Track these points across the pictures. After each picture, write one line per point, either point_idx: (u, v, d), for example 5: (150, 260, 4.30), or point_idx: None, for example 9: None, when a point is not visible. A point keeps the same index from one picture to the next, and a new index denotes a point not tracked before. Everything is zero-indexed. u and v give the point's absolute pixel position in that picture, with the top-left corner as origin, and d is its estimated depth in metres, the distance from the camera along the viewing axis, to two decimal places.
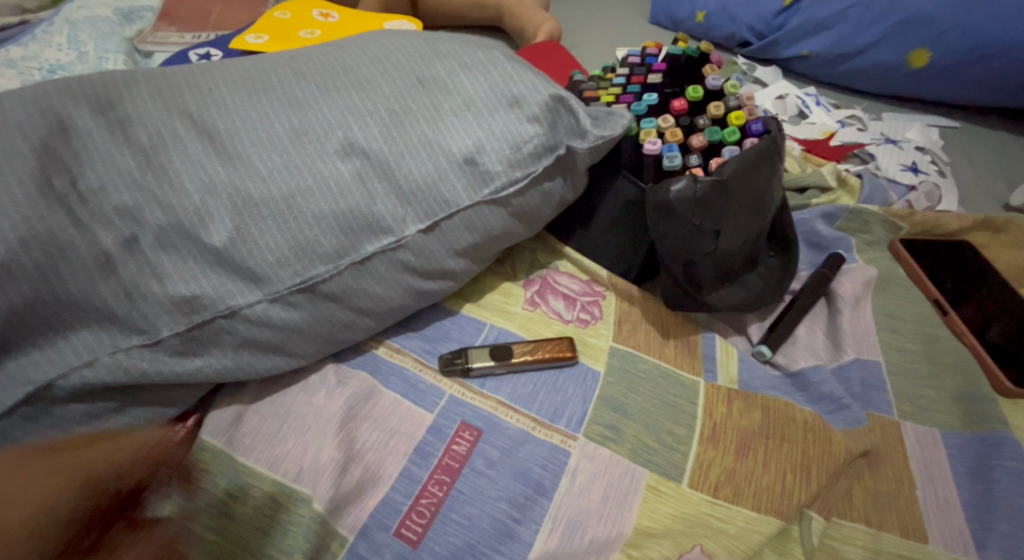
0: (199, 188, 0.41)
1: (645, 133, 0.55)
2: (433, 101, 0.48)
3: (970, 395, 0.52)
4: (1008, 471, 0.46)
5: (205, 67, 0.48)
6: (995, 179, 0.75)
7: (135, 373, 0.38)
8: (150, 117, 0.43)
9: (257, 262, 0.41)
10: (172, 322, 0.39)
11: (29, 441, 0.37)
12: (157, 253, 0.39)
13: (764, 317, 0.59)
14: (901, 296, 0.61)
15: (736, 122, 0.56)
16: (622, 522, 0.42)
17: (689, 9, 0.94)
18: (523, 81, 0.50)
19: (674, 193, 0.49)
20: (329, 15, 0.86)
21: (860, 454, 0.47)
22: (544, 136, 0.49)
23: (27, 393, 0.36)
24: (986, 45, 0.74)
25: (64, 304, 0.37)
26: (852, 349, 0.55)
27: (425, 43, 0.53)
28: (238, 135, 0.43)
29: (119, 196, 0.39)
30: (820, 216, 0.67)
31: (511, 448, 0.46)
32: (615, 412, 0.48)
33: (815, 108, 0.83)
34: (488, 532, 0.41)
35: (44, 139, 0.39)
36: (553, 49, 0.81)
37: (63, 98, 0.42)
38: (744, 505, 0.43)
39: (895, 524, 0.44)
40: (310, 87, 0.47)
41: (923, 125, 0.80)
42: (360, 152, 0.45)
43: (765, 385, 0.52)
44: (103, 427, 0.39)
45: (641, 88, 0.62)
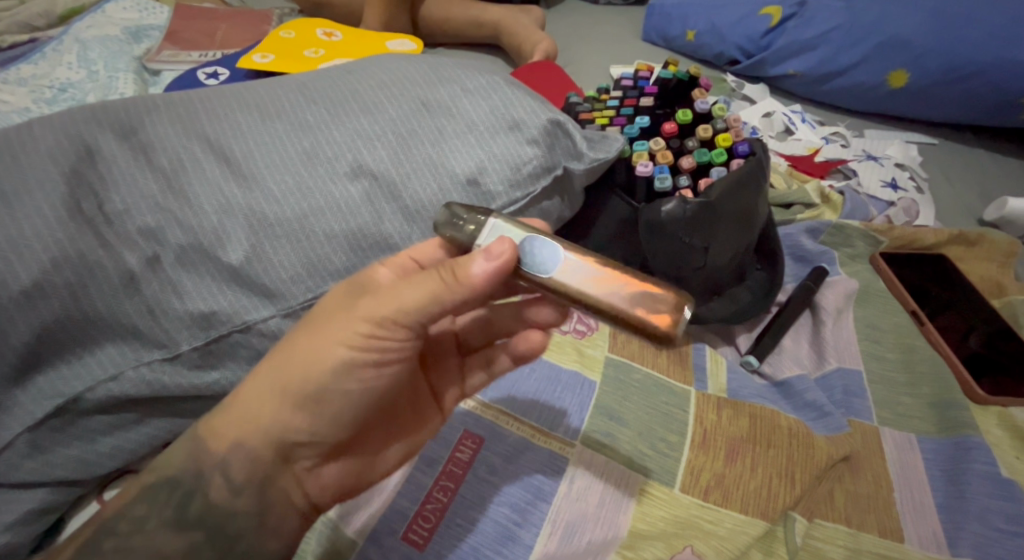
0: (217, 210, 0.43)
1: (637, 155, 0.59)
2: (437, 125, 0.51)
3: (944, 401, 0.55)
4: (978, 473, 0.49)
5: (220, 92, 0.51)
6: (970, 194, 0.79)
7: (156, 385, 0.40)
8: (170, 142, 0.45)
9: (272, 280, 0.43)
10: (192, 336, 0.41)
11: (57, 451, 0.39)
12: (177, 272, 0.41)
13: (753, 328, 0.62)
14: (880, 307, 0.64)
15: (724, 144, 0.59)
16: (617, 525, 0.45)
17: (680, 28, 0.97)
18: (522, 106, 0.53)
19: (664, 213, 0.52)
20: (332, 34, 0.89)
21: (840, 458, 0.50)
22: (542, 157, 0.51)
23: (57, 405, 0.38)
24: (960, 67, 0.78)
25: (91, 321, 0.39)
26: (833, 358, 0.59)
27: (429, 69, 0.56)
28: (252, 158, 0.46)
29: (142, 217, 0.41)
30: (805, 230, 0.70)
31: (512, 455, 0.48)
32: (610, 420, 0.51)
33: (801, 125, 0.87)
34: (491, 535, 0.44)
35: (73, 164, 0.41)
36: (548, 69, 0.84)
37: (90, 125, 0.44)
38: (731, 508, 0.46)
39: (875, 524, 0.46)
40: (321, 111, 0.50)
41: (902, 142, 0.84)
42: (368, 174, 0.47)
43: (752, 393, 0.54)
44: (125, 437, 0.41)
45: (634, 110, 0.65)
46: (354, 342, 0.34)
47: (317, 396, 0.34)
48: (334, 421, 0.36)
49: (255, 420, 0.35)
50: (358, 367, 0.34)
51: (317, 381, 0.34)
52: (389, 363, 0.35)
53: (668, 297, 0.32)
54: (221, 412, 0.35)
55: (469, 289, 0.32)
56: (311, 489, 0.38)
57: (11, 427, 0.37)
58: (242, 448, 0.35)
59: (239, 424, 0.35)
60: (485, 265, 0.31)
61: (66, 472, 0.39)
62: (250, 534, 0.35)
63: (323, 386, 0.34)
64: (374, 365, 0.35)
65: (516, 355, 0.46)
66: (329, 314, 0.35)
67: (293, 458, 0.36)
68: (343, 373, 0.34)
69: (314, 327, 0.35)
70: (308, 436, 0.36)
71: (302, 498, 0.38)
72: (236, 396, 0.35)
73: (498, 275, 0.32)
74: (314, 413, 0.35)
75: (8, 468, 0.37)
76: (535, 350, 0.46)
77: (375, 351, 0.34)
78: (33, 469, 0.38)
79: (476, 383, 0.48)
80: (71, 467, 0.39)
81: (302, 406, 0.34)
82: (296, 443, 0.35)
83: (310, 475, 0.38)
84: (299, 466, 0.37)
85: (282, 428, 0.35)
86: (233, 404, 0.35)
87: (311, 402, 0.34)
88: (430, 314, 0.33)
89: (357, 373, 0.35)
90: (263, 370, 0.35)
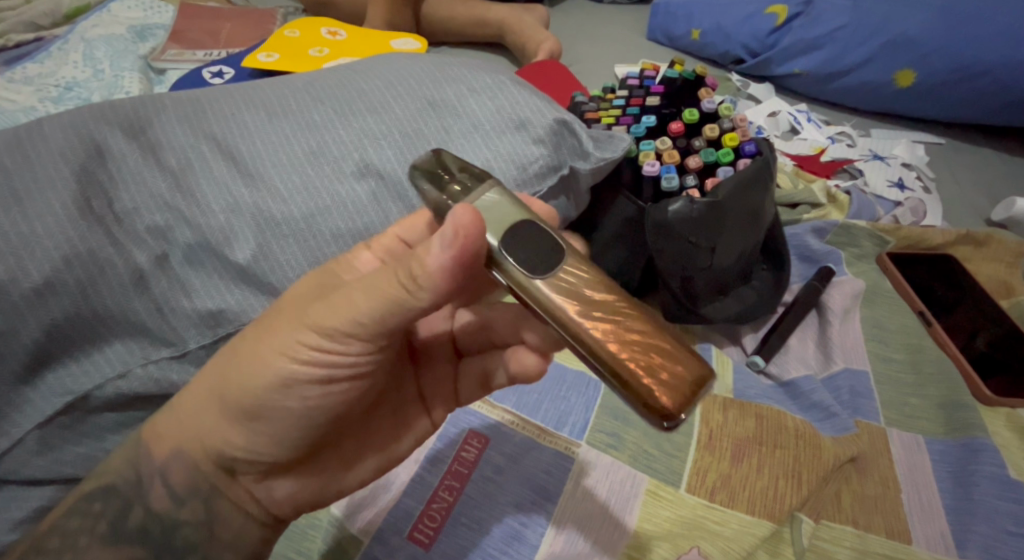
0: (224, 209, 0.43)
1: (644, 154, 0.59)
2: (443, 124, 0.51)
3: (953, 402, 0.54)
4: (987, 475, 0.49)
5: (226, 91, 0.51)
6: (978, 194, 0.79)
7: (164, 384, 0.40)
8: (178, 141, 0.45)
9: (279, 278, 0.43)
10: (200, 334, 0.42)
11: (66, 448, 0.39)
12: (186, 271, 0.42)
13: (759, 327, 0.62)
14: (887, 307, 0.64)
15: (730, 144, 0.59)
16: (623, 525, 0.44)
17: (686, 27, 0.97)
18: (529, 105, 0.53)
19: (671, 213, 0.52)
20: (337, 33, 0.89)
21: (847, 459, 0.49)
22: (549, 157, 0.51)
23: (66, 402, 0.38)
24: (968, 66, 0.77)
25: (101, 319, 0.39)
26: (841, 359, 0.58)
27: (435, 68, 0.56)
28: (259, 157, 0.46)
29: (152, 216, 0.42)
30: (811, 230, 0.70)
31: (518, 455, 0.48)
32: (616, 420, 0.51)
33: (807, 124, 0.86)
34: (496, 535, 0.44)
35: (82, 163, 0.41)
36: (552, 68, 0.84)
37: (98, 123, 0.44)
38: (738, 508, 0.46)
39: (882, 525, 0.46)
40: (327, 111, 0.50)
41: (909, 142, 0.83)
42: (374, 173, 0.47)
43: (758, 394, 0.54)
44: (134, 435, 0.42)
45: (640, 109, 0.65)
46: (295, 356, 0.32)
47: (254, 412, 0.34)
48: (275, 438, 0.35)
49: (196, 428, 0.35)
50: (298, 384, 0.33)
51: (254, 396, 0.33)
52: (336, 382, 0.33)
53: (688, 365, 0.26)
54: (167, 414, 0.36)
55: (427, 289, 0.28)
56: (260, 500, 0.38)
57: (21, 425, 0.37)
58: (181, 453, 0.36)
59: (183, 429, 0.35)
60: (442, 252, 0.27)
61: (74, 470, 0.39)
62: (202, 544, 0.36)
63: (260, 403, 0.33)
64: (318, 383, 0.33)
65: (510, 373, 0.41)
66: (273, 325, 0.34)
67: (236, 468, 0.36)
68: (282, 390, 0.33)
69: (258, 336, 0.34)
70: (248, 452, 0.35)
71: (250, 509, 0.38)
72: (182, 399, 0.36)
73: (459, 268, 0.28)
74: (253, 427, 0.34)
75: (18, 466, 0.37)
76: (530, 375, 0.39)
77: (317, 367, 0.32)
78: (43, 465, 0.38)
79: (470, 390, 0.45)
80: (79, 464, 0.39)
81: (240, 419, 0.34)
82: (237, 457, 0.35)
83: (258, 488, 0.37)
84: (244, 477, 0.37)
85: (221, 439, 0.35)
86: (180, 407, 0.36)
87: (248, 416, 0.34)
88: (389, 322, 0.30)
89: (296, 391, 0.33)
90: (208, 378, 0.35)
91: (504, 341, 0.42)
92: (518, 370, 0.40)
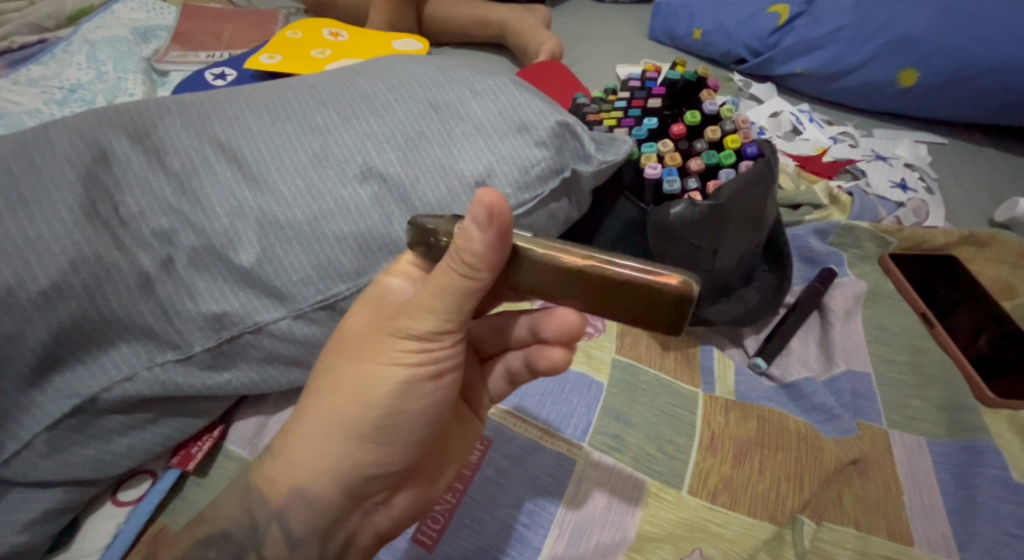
0: (228, 212, 0.43)
1: (645, 157, 0.59)
2: (446, 127, 0.51)
3: (955, 404, 0.54)
4: (989, 477, 0.49)
5: (231, 95, 0.51)
6: (980, 194, 0.79)
7: (170, 386, 0.41)
8: (183, 145, 0.45)
9: (282, 281, 0.43)
10: (204, 337, 0.42)
11: (73, 451, 0.39)
12: (190, 274, 0.42)
13: (760, 329, 0.62)
14: (890, 308, 0.64)
15: (732, 146, 0.59)
16: (625, 527, 0.45)
17: (687, 27, 0.97)
18: (531, 108, 0.53)
19: (674, 215, 0.52)
20: (338, 34, 0.89)
21: (849, 461, 0.50)
22: (551, 159, 0.51)
23: (74, 405, 0.38)
24: (971, 66, 0.77)
25: (108, 322, 0.39)
26: (842, 361, 0.58)
27: (438, 71, 0.56)
28: (264, 161, 0.46)
29: (156, 219, 0.42)
30: (813, 231, 0.70)
31: (521, 457, 0.49)
32: (618, 422, 0.51)
33: (808, 125, 0.86)
34: (497, 536, 0.44)
35: (88, 167, 0.41)
36: (554, 69, 0.84)
37: (103, 127, 0.44)
38: (740, 511, 0.46)
39: (884, 527, 0.46)
40: (331, 114, 0.50)
41: (911, 142, 0.83)
42: (378, 176, 0.47)
43: (759, 396, 0.54)
44: (140, 437, 0.42)
45: (641, 111, 0.65)
46: (405, 358, 0.34)
47: (382, 426, 0.35)
48: (404, 446, 0.36)
49: (318, 469, 0.34)
50: (417, 383, 0.35)
51: (381, 409, 0.34)
52: (445, 373, 0.36)
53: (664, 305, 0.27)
54: (272, 461, 0.35)
55: (483, 268, 0.30)
56: (383, 524, 0.38)
57: (30, 427, 0.38)
58: (302, 495, 0.34)
59: (299, 473, 0.34)
60: (479, 234, 0.28)
61: (81, 471, 0.40)
62: None
63: (387, 414, 0.35)
64: (432, 378, 0.35)
65: (538, 369, 0.43)
66: (367, 342, 0.35)
67: (363, 495, 0.36)
68: (400, 393, 0.35)
69: (358, 356, 0.35)
70: (379, 470, 0.36)
71: (375, 533, 0.38)
72: (286, 447, 0.35)
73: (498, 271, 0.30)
74: (381, 443, 0.35)
75: (27, 468, 0.38)
76: (557, 367, 0.42)
77: (427, 362, 0.35)
78: (52, 467, 0.39)
79: (498, 390, 0.46)
80: (86, 466, 0.40)
81: (367, 439, 0.34)
82: (370, 478, 0.35)
83: (380, 510, 0.37)
84: (369, 502, 0.37)
85: (353, 467, 0.35)
86: (287, 450, 0.35)
87: (378, 434, 0.35)
88: (466, 307, 0.32)
89: (415, 389, 0.35)
90: (311, 417, 0.35)
91: (524, 341, 0.43)
92: (547, 365, 0.42)
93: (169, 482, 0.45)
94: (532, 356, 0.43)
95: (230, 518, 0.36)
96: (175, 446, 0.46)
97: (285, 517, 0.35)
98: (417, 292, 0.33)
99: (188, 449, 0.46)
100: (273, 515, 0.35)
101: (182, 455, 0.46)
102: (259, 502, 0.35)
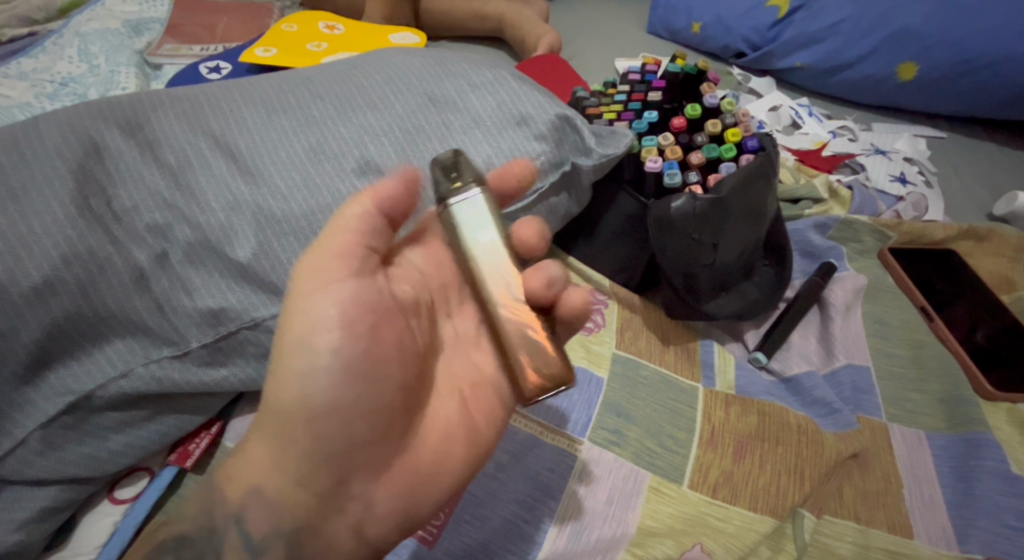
0: (224, 207, 0.43)
1: (646, 151, 0.59)
2: (444, 120, 0.50)
3: (954, 397, 0.55)
4: (988, 470, 0.49)
5: (225, 88, 0.50)
6: (979, 188, 0.78)
7: (167, 383, 0.40)
8: (177, 138, 0.45)
9: (280, 277, 0.43)
10: (201, 333, 0.41)
11: (69, 449, 0.39)
12: (187, 269, 0.41)
13: (760, 323, 0.62)
14: (890, 302, 0.63)
15: (732, 139, 0.59)
16: (626, 522, 0.45)
17: (686, 21, 0.96)
18: (529, 101, 0.52)
19: (675, 209, 0.52)
20: (334, 28, 0.88)
21: (849, 455, 0.49)
22: (550, 153, 0.51)
23: (69, 402, 0.38)
24: (971, 59, 0.77)
25: (102, 317, 0.39)
26: (843, 355, 0.58)
27: (435, 64, 0.55)
28: (259, 154, 0.45)
29: (151, 214, 0.41)
30: (813, 225, 0.70)
31: (521, 453, 0.48)
32: (619, 417, 0.51)
33: (808, 119, 0.86)
34: (499, 532, 0.44)
35: (80, 161, 0.41)
36: (554, 63, 0.83)
37: (96, 121, 0.44)
38: (740, 505, 0.46)
39: (884, 520, 0.46)
40: (326, 108, 0.49)
41: (911, 136, 0.83)
42: (375, 170, 0.46)
43: (760, 390, 0.54)
44: (136, 435, 0.42)
45: (641, 105, 0.65)
46: (324, 319, 0.34)
47: (313, 404, 0.34)
48: (353, 417, 0.34)
49: (266, 464, 0.34)
50: (338, 340, 0.34)
51: (308, 383, 0.34)
52: (376, 326, 0.35)
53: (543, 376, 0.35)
54: (232, 461, 0.36)
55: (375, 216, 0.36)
56: (363, 521, 0.35)
57: (25, 425, 0.37)
58: (258, 494, 0.34)
59: (253, 473, 0.34)
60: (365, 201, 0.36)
61: (77, 469, 0.39)
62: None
63: (315, 387, 0.34)
64: (349, 332, 0.34)
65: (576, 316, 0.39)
66: (292, 317, 0.36)
67: (326, 487, 0.34)
68: (325, 359, 0.34)
69: (283, 338, 0.36)
70: (337, 449, 0.34)
71: (358, 533, 0.34)
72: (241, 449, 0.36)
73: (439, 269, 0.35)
74: (320, 421, 0.34)
75: (22, 467, 0.37)
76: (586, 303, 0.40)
77: (349, 319, 0.34)
78: (47, 466, 0.38)
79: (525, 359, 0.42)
80: (82, 464, 0.40)
81: (302, 424, 0.34)
82: (323, 464, 0.34)
83: (354, 502, 0.35)
84: (342, 496, 0.34)
85: (300, 452, 0.34)
86: (243, 454, 0.35)
87: (312, 414, 0.34)
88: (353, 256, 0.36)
89: (339, 351, 0.34)
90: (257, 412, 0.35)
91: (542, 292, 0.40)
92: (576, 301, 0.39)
93: (166, 479, 0.44)
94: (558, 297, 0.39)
95: (188, 521, 0.35)
96: (172, 443, 0.46)
97: (243, 519, 0.34)
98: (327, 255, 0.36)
99: (185, 446, 0.46)
100: (231, 515, 0.34)
101: (179, 453, 0.45)
102: (220, 499, 0.35)
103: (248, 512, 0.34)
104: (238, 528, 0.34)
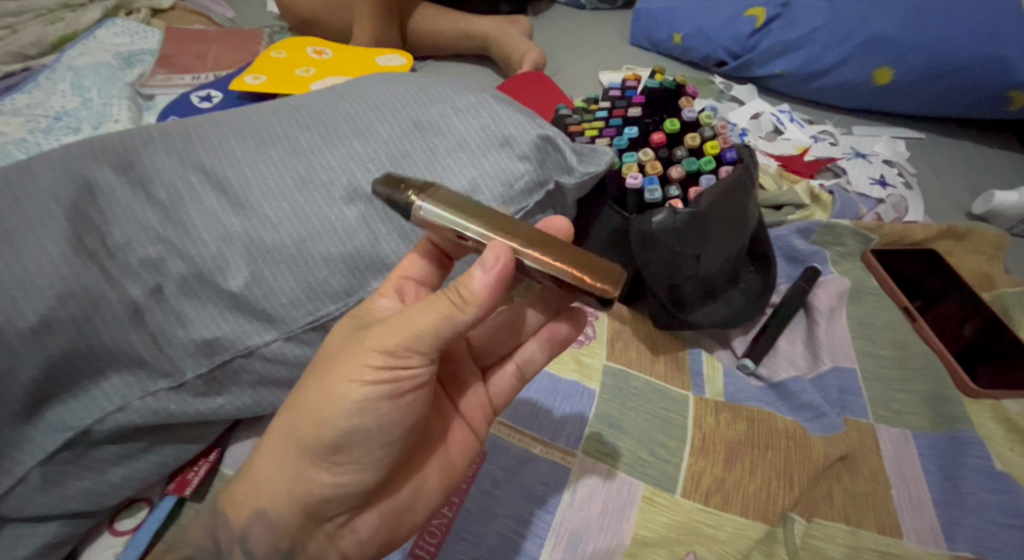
0: (216, 239, 0.44)
1: (626, 167, 0.60)
2: (430, 145, 0.51)
3: (938, 396, 0.56)
4: (973, 468, 0.50)
5: (214, 121, 0.51)
6: (958, 187, 0.80)
7: (163, 414, 0.41)
8: (167, 173, 0.46)
9: (272, 304, 0.44)
10: (196, 363, 0.42)
11: (69, 483, 0.40)
12: (181, 301, 0.42)
13: (748, 330, 0.63)
14: (874, 304, 0.65)
15: (711, 152, 0.60)
16: (621, 532, 0.45)
17: (667, 32, 0.98)
18: (511, 122, 0.54)
19: (655, 224, 0.53)
20: (322, 52, 0.90)
21: (837, 458, 0.50)
22: (533, 173, 0.53)
23: (68, 438, 0.39)
24: (946, 63, 0.79)
25: (99, 353, 0.40)
26: (829, 358, 0.59)
27: (418, 89, 0.57)
28: (250, 186, 0.46)
29: (144, 249, 0.42)
30: (795, 231, 0.71)
31: (515, 468, 0.49)
32: (612, 429, 0.51)
33: (789, 124, 0.88)
34: (495, 547, 0.45)
35: (73, 201, 0.42)
36: (543, 81, 0.85)
37: (88, 160, 0.45)
38: (732, 511, 0.47)
39: (874, 521, 0.47)
40: (314, 136, 0.51)
41: (890, 138, 0.85)
42: (363, 197, 0.48)
43: (749, 397, 0.55)
44: (135, 467, 0.42)
45: (622, 121, 0.66)
46: (362, 378, 0.34)
47: (336, 445, 0.35)
48: (365, 464, 0.36)
49: (272, 491, 0.35)
50: (377, 402, 0.35)
51: (335, 429, 0.34)
52: (405, 393, 0.35)
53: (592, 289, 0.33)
54: (241, 484, 0.37)
55: (473, 304, 0.34)
56: (350, 547, 0.38)
57: (24, 462, 0.38)
58: (262, 516, 0.36)
59: (259, 494, 0.36)
60: (483, 273, 0.33)
61: (77, 504, 0.40)
62: None
63: (343, 434, 0.35)
64: (388, 396, 0.35)
65: (559, 340, 0.44)
66: (331, 365, 0.36)
67: (323, 515, 0.36)
68: (358, 414, 0.35)
69: (321, 376, 0.36)
70: (335, 490, 0.36)
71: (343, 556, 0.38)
72: (252, 463, 0.37)
73: (497, 281, 0.33)
74: (339, 462, 0.35)
75: (23, 504, 0.38)
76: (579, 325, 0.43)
77: (385, 381, 0.35)
78: (46, 502, 0.39)
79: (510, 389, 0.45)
80: (82, 498, 0.40)
81: (320, 459, 0.35)
82: (326, 502, 0.36)
83: (344, 532, 0.37)
84: (329, 524, 0.37)
85: (309, 487, 0.35)
86: (254, 475, 0.36)
87: (332, 454, 0.35)
88: (438, 337, 0.34)
89: (371, 410, 0.35)
90: (275, 432, 0.36)
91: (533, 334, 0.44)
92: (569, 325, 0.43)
93: (166, 509, 0.45)
94: (547, 331, 0.43)
95: (194, 543, 0.37)
96: (171, 473, 0.46)
97: (246, 540, 0.36)
98: (399, 313, 0.36)
99: (184, 475, 0.47)
100: (235, 536, 0.36)
101: (179, 482, 0.46)
102: (223, 524, 0.37)
103: (251, 534, 0.36)
104: (239, 547, 0.36)
